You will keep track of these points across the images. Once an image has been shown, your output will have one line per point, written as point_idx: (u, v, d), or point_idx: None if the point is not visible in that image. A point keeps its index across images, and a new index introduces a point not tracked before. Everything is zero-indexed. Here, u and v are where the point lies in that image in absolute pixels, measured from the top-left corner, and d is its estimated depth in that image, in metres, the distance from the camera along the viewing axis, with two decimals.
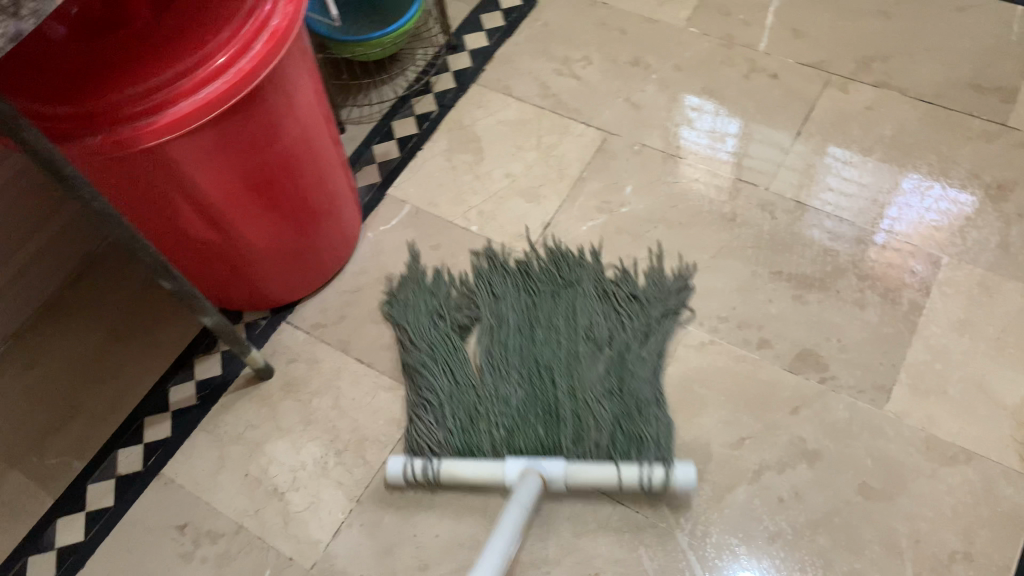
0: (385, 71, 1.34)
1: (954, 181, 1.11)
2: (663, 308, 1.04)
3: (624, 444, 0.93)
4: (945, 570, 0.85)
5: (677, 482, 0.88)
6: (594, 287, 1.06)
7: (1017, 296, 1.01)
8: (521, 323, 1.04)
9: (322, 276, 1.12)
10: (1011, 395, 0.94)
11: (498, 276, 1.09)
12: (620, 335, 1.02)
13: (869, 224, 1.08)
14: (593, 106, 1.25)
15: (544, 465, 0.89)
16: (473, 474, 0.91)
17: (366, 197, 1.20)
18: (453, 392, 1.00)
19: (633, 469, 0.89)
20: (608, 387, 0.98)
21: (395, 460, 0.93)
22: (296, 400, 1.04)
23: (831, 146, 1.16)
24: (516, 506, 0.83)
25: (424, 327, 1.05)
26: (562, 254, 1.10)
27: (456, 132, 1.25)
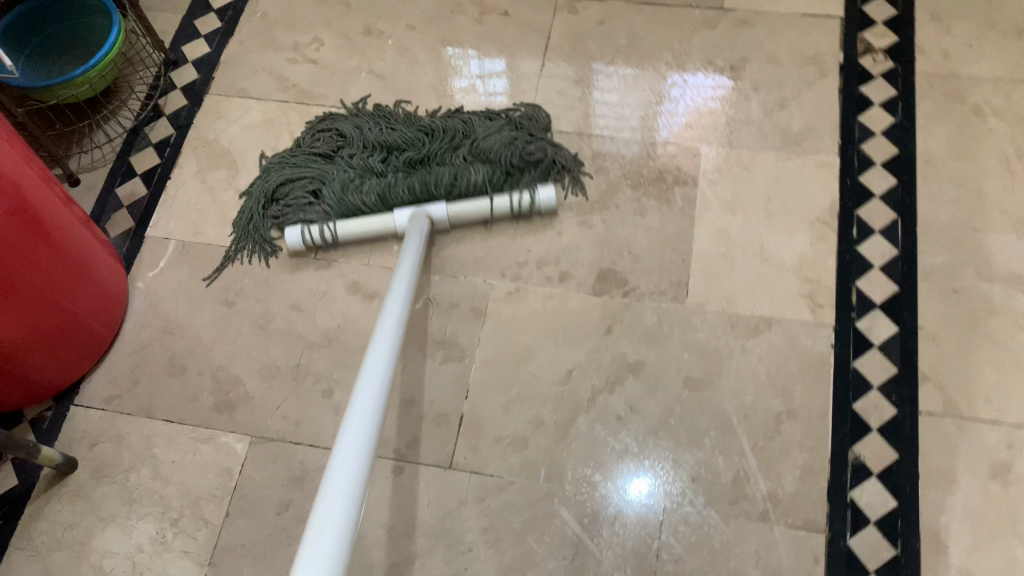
0: (105, 106, 1.21)
1: (693, 72, 1.16)
2: (513, 120, 1.12)
3: (497, 182, 1.04)
4: (776, 432, 0.92)
5: (543, 202, 1.03)
6: (449, 121, 1.11)
7: (772, 163, 1.07)
8: (387, 142, 1.10)
9: (102, 347, 1.02)
10: (790, 255, 1.01)
11: (356, 120, 1.14)
12: (477, 130, 1.10)
13: (647, 129, 1.12)
14: (338, 87, 1.20)
15: (427, 208, 1.01)
16: (368, 229, 1.04)
17: (125, 246, 1.10)
18: (331, 200, 1.05)
19: (504, 199, 1.03)
20: (480, 164, 1.06)
21: (293, 230, 1.04)
22: (111, 482, 0.96)
23: (594, 64, 1.18)
24: (414, 241, 0.95)
25: (287, 185, 1.09)
26: (413, 115, 1.14)
27: (202, 150, 1.16)
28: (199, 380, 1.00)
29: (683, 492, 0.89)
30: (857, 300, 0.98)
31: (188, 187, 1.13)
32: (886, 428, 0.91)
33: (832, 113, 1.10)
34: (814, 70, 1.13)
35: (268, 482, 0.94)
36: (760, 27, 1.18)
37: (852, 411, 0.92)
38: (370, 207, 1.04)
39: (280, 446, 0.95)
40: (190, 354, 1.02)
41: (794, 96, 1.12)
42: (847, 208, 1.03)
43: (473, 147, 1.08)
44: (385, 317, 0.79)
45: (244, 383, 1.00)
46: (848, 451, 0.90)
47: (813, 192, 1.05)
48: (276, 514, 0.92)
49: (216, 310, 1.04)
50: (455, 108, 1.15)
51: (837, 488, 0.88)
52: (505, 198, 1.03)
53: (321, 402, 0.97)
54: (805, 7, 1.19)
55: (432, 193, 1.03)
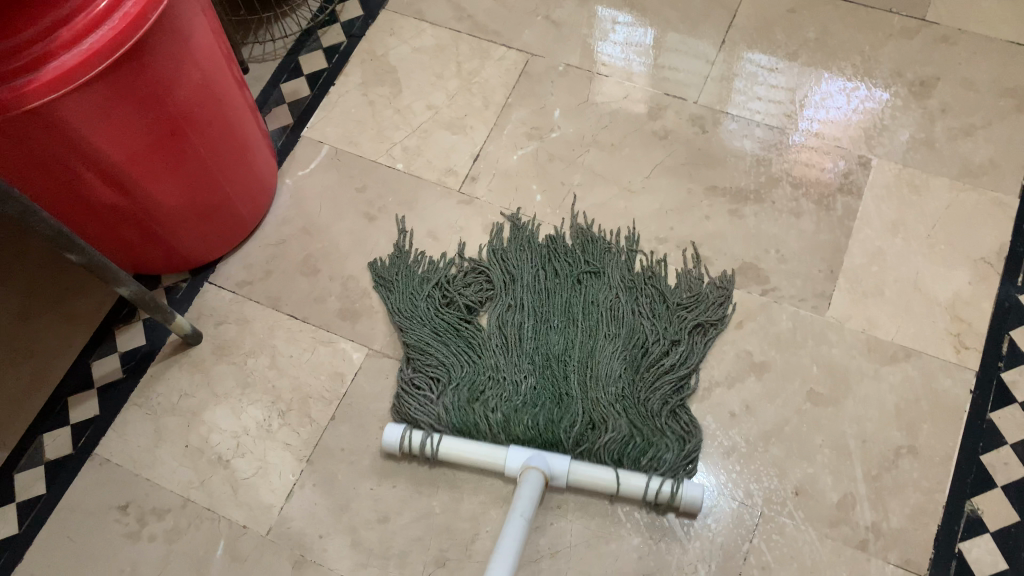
0: (285, 2, 1.24)
1: (877, 81, 1.10)
2: (690, 300, 0.96)
3: (636, 448, 0.87)
4: (892, 466, 0.88)
5: (686, 501, 0.84)
6: (610, 310, 0.96)
7: (945, 191, 1.02)
8: (540, 308, 0.96)
9: (244, 234, 1.06)
10: (945, 290, 0.96)
11: (516, 253, 1.01)
12: (642, 318, 0.95)
13: (785, 128, 1.08)
14: (512, 27, 1.19)
15: (550, 462, 0.84)
16: (474, 459, 0.86)
17: (281, 141, 1.13)
18: (457, 372, 0.93)
19: (639, 479, 0.84)
20: (622, 389, 0.90)
21: (393, 432, 0.89)
22: (230, 362, 0.99)
23: (744, 52, 1.14)
24: (527, 492, 0.80)
25: (421, 310, 0.97)
26: (593, 236, 1.02)
27: (370, 64, 1.17)
28: (328, 285, 1.03)
29: (783, 503, 0.87)
30: (1008, 350, 0.93)
31: (350, 97, 1.15)
32: (1012, 488, 0.86)
33: (1022, 152, 1.03)
34: (1011, 103, 1.07)
35: (375, 397, 0.96)
36: (961, 47, 1.12)
37: (978, 462, 0.88)
38: (503, 373, 0.92)
39: (393, 366, 0.97)
40: (323, 258, 1.04)
41: (984, 126, 1.06)
42: (1017, 254, 0.98)
43: (626, 352, 0.93)
44: (502, 549, 0.76)
45: (370, 297, 1.01)
46: (965, 502, 0.86)
47: (983, 229, 0.99)
48: (378, 429, 0.94)
49: (355, 221, 1.06)
50: (631, 240, 1.01)
51: (946, 537, 0.85)
52: (638, 479, 0.84)
53: None
54: (1015, 35, 1.12)
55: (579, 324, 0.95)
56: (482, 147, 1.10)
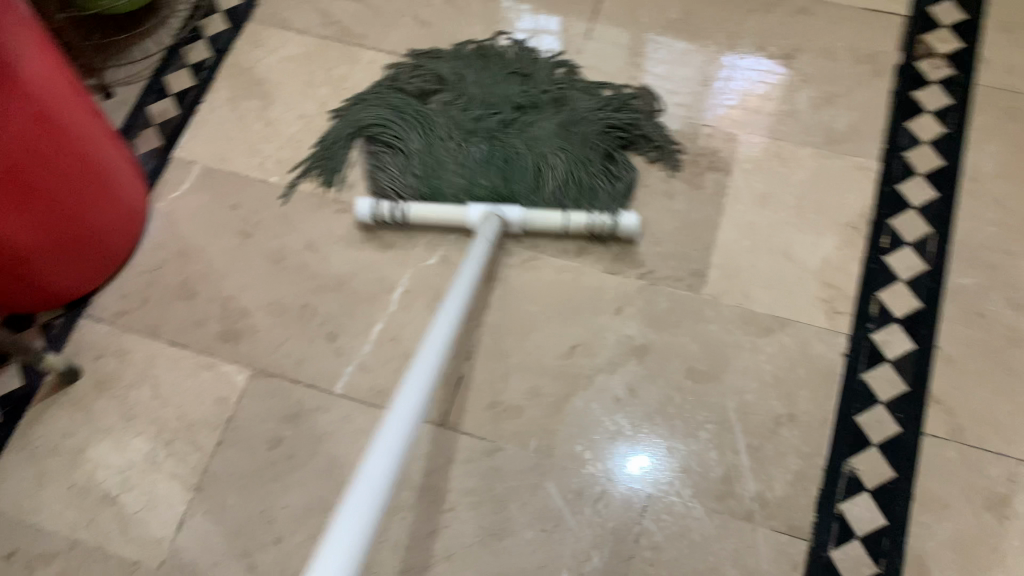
0: (145, 22, 1.20)
1: (743, 57, 1.12)
2: (615, 94, 1.09)
3: (573, 188, 1.02)
4: (773, 434, 0.90)
5: (625, 228, 0.98)
6: (549, 79, 1.11)
7: (811, 160, 1.04)
8: (484, 97, 1.09)
9: (117, 261, 1.03)
10: (814, 257, 0.98)
11: (460, 59, 1.13)
12: (576, 100, 1.09)
13: (694, 110, 1.08)
14: (380, 30, 1.17)
15: (504, 209, 0.97)
16: (442, 215, 0.99)
17: (151, 164, 1.10)
18: (414, 142, 1.06)
19: (582, 216, 0.98)
20: (565, 148, 1.05)
21: (365, 203, 1.00)
22: (110, 397, 0.97)
23: (645, 35, 1.15)
24: (487, 230, 0.94)
25: (380, 101, 1.10)
26: (525, 51, 1.13)
27: (237, 78, 1.15)
28: (207, 307, 1.01)
29: (670, 482, 0.89)
30: (877, 312, 0.95)
31: (218, 114, 1.13)
32: (887, 446, 0.89)
33: (881, 116, 1.06)
34: (869, 70, 1.09)
35: (263, 416, 0.94)
36: (819, 18, 1.14)
37: (854, 424, 0.90)
38: (456, 144, 1.06)
39: (279, 383, 0.96)
40: (201, 281, 1.02)
41: (844, 93, 1.08)
42: (881, 216, 1.00)
43: (566, 97, 1.09)
44: (422, 354, 0.71)
45: (251, 316, 1.00)
46: (844, 463, 0.88)
47: (848, 195, 1.01)
48: (266, 449, 0.93)
49: (232, 239, 1.04)
50: (558, 55, 1.13)
51: (827, 498, 0.87)
52: (582, 215, 0.98)
53: (323, 345, 0.97)
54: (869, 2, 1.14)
55: (516, 159, 1.04)
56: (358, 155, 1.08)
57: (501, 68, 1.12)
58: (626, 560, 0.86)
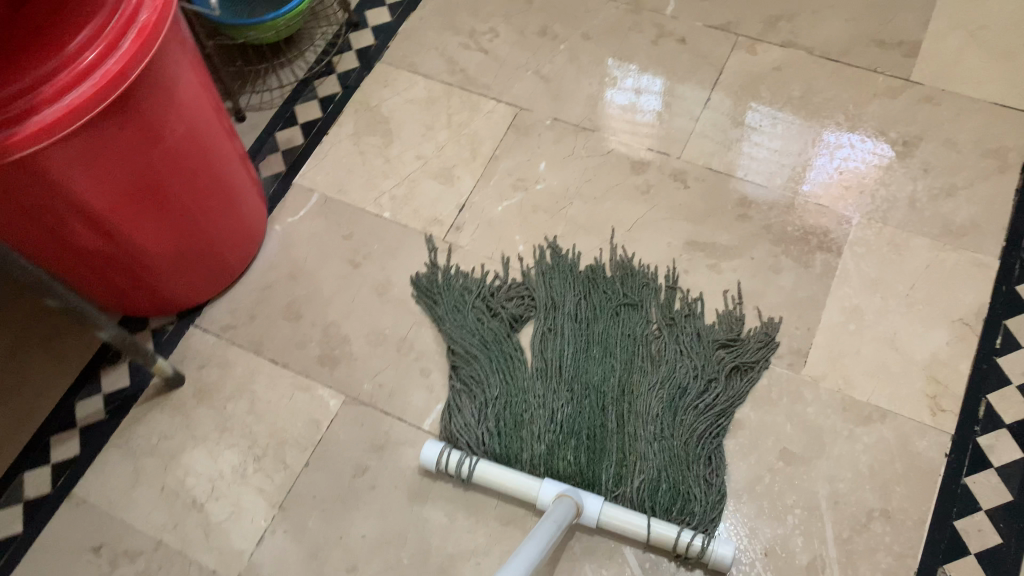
0: (283, 54, 1.27)
1: (856, 135, 1.11)
2: (731, 338, 0.97)
3: (666, 495, 0.88)
4: (864, 528, 0.87)
5: (716, 557, 0.84)
6: (656, 323, 0.99)
7: (926, 251, 1.02)
8: (580, 340, 0.99)
9: (231, 278, 1.08)
10: (922, 350, 0.96)
11: (562, 278, 1.03)
12: (682, 370, 0.95)
13: (793, 183, 1.08)
14: (502, 81, 1.21)
15: (583, 498, 0.85)
16: (509, 484, 0.88)
17: (272, 188, 1.15)
18: (496, 391, 0.96)
19: (669, 528, 0.85)
20: (662, 428, 0.92)
21: (432, 447, 0.91)
22: (209, 406, 1.01)
23: (750, 104, 1.16)
24: (561, 509, 0.80)
25: (469, 321, 1.01)
26: (632, 267, 1.03)
27: (362, 114, 1.20)
28: (310, 330, 1.04)
29: (752, 564, 0.86)
30: (985, 414, 0.92)
31: (340, 146, 1.18)
32: (985, 556, 0.85)
33: (1003, 213, 1.03)
34: (994, 164, 1.07)
35: (351, 443, 0.96)
36: (944, 108, 1.12)
37: (951, 528, 0.86)
38: (542, 402, 0.95)
39: (370, 413, 0.98)
40: (307, 304, 1.06)
41: (965, 186, 1.06)
42: (996, 315, 0.97)
43: (675, 339, 0.98)
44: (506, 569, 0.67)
45: (351, 344, 1.03)
46: (938, 568, 0.85)
47: (962, 291, 0.99)
48: (350, 476, 0.95)
49: (340, 267, 1.08)
50: (671, 276, 1.03)
51: None
52: (670, 528, 0.85)
53: (416, 381, 0.99)
54: (999, 96, 1.12)
55: (603, 449, 0.91)
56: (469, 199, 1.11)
57: (606, 297, 1.02)
58: None
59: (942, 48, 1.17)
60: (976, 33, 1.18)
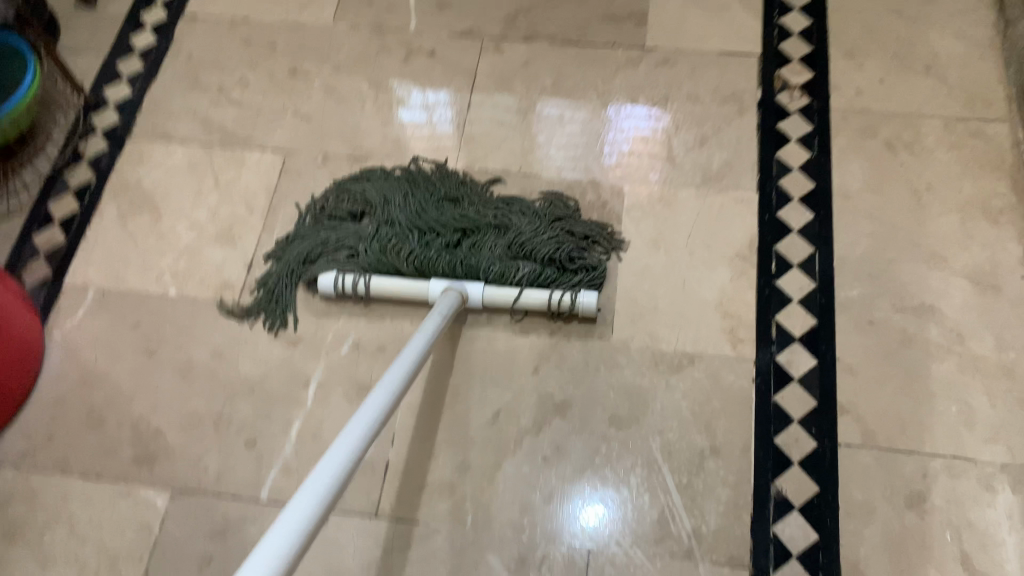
0: (21, 152, 1.18)
1: (634, 106, 1.18)
2: (559, 216, 1.06)
3: (543, 284, 1.00)
4: (700, 469, 0.92)
5: (584, 306, 0.98)
6: (477, 190, 1.09)
7: (695, 200, 1.09)
8: (416, 224, 1.05)
9: (17, 401, 0.99)
10: (711, 291, 1.02)
11: (383, 183, 1.10)
12: (519, 222, 1.04)
13: (591, 168, 1.12)
14: (263, 130, 1.19)
15: (466, 286, 0.98)
16: (401, 289, 1.00)
17: (41, 295, 1.07)
18: (359, 262, 1.02)
19: (542, 293, 0.98)
20: (512, 264, 1.00)
21: (326, 276, 1.01)
22: (24, 544, 0.92)
23: (537, 100, 1.19)
24: (447, 301, 0.92)
25: (310, 230, 1.06)
26: (447, 171, 1.12)
27: (123, 196, 1.14)
28: (118, 432, 0.98)
29: (609, 533, 0.89)
30: (777, 334, 0.99)
31: (106, 234, 1.11)
32: (807, 461, 0.92)
33: (751, 149, 1.12)
34: (734, 108, 1.16)
35: (189, 536, 0.91)
36: (681, 66, 1.21)
37: (774, 445, 0.93)
38: (402, 266, 1.01)
39: (202, 500, 0.93)
40: (109, 406, 0.99)
41: (715, 133, 1.14)
42: (766, 243, 1.05)
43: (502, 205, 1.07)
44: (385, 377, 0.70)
45: (165, 435, 0.97)
46: (770, 485, 0.91)
47: (733, 228, 1.06)
48: (196, 571, 0.90)
49: (136, 358, 1.02)
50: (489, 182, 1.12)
51: (760, 523, 0.89)
52: (542, 292, 0.98)
53: (243, 453, 0.95)
54: (724, 46, 1.22)
55: (472, 275, 1.00)
56: (256, 254, 1.08)
57: (430, 186, 1.09)
58: None
59: (666, 13, 1.26)
60: None
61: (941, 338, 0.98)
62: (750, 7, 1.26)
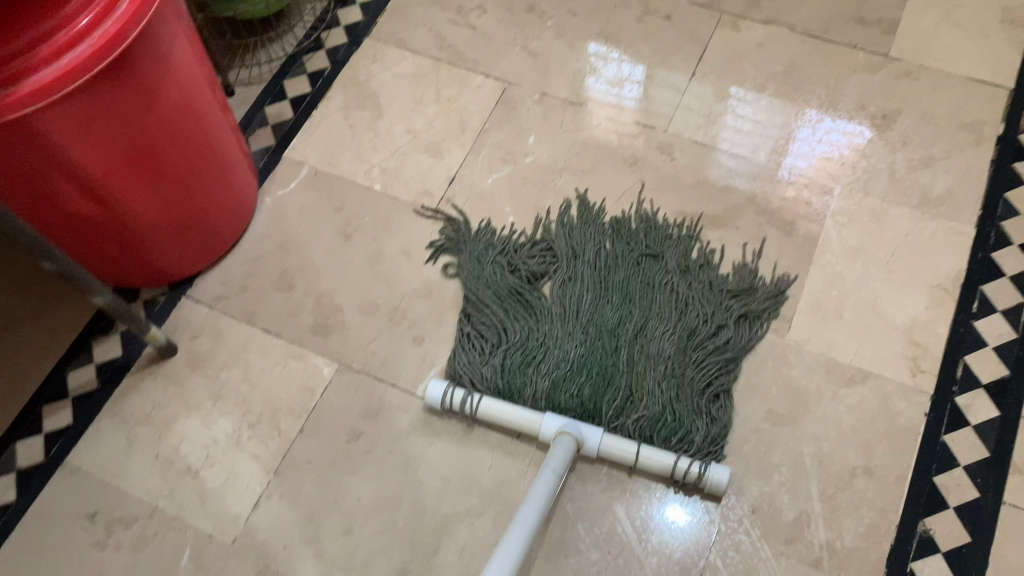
0: (272, 29, 1.27)
1: (835, 119, 1.13)
2: (741, 288, 1.00)
3: (667, 427, 0.91)
4: (848, 485, 0.90)
5: (712, 482, 0.87)
6: (681, 259, 1.03)
7: (905, 220, 1.05)
8: (599, 283, 1.01)
9: (223, 248, 1.08)
10: (902, 315, 0.99)
11: (585, 228, 1.06)
12: (695, 306, 0.99)
13: (781, 163, 1.10)
14: (490, 56, 1.22)
15: (584, 432, 0.88)
16: (514, 419, 0.91)
17: (262, 161, 1.16)
18: (511, 337, 0.98)
19: (666, 456, 0.88)
20: (672, 368, 0.94)
21: (436, 386, 0.93)
22: (203, 375, 1.01)
23: (731, 86, 1.18)
24: (560, 452, 0.84)
25: (491, 267, 1.03)
26: (654, 223, 1.06)
27: (351, 89, 1.21)
28: (303, 300, 1.05)
29: (739, 520, 0.89)
30: (962, 375, 0.95)
31: (329, 120, 1.18)
32: (964, 509, 0.88)
33: (978, 183, 1.06)
34: (970, 137, 1.10)
35: (344, 409, 0.98)
36: (923, 83, 1.15)
37: (931, 484, 0.89)
38: (553, 343, 0.97)
39: (363, 380, 0.99)
40: (299, 275, 1.07)
41: (943, 158, 1.09)
42: (973, 281, 1.00)
43: (691, 281, 1.01)
44: (510, 536, 0.73)
45: (343, 313, 1.04)
46: (918, 522, 0.88)
47: (940, 258, 1.02)
48: (345, 441, 0.96)
49: (332, 238, 1.09)
50: (692, 228, 1.06)
51: (898, 556, 0.86)
52: (663, 457, 0.88)
53: (409, 349, 1.00)
54: (974, 72, 1.16)
55: (612, 380, 0.94)
56: (459, 171, 1.13)
57: (631, 245, 1.04)
58: None
59: (919, 26, 1.20)
60: (953, 12, 1.21)
61: None
62: (1013, 38, 1.18)
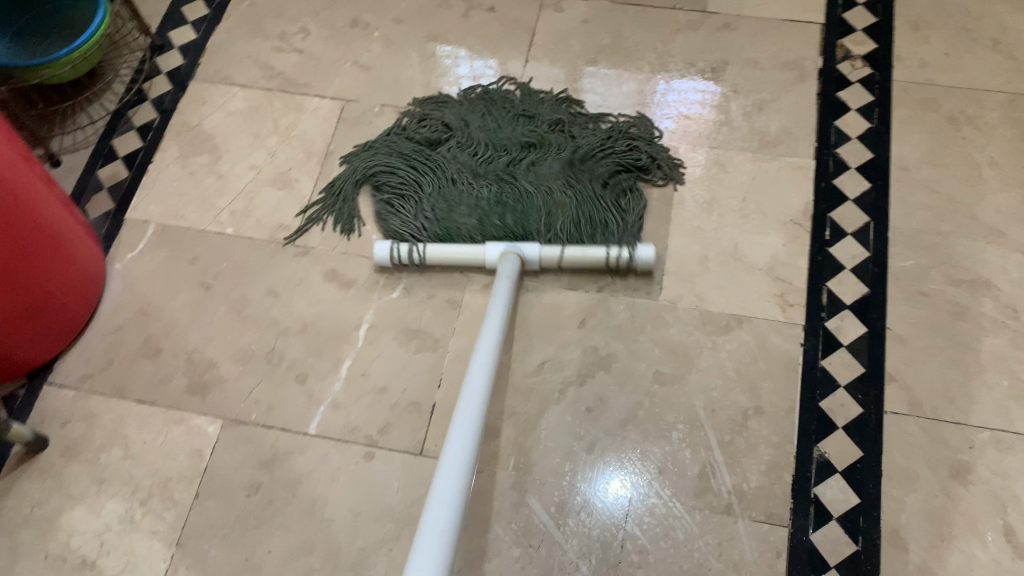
0: (89, 89, 1.21)
1: (685, 80, 1.16)
2: (619, 127, 1.11)
3: (592, 227, 1.03)
4: (743, 428, 0.93)
5: (641, 259, 0.99)
6: (553, 109, 1.14)
7: (749, 164, 1.09)
8: (494, 144, 1.10)
9: (77, 326, 1.02)
10: (763, 256, 1.02)
11: (466, 108, 1.14)
12: (578, 139, 1.10)
13: (637, 132, 1.11)
14: (323, 77, 1.20)
15: (522, 248, 0.99)
16: (459, 255, 1.00)
17: (104, 227, 1.10)
18: (424, 189, 1.07)
19: (599, 249, 0.99)
20: (570, 181, 1.06)
21: (382, 245, 1.01)
22: (81, 462, 0.96)
23: (565, 67, 1.19)
24: (504, 281, 0.94)
25: (387, 153, 1.10)
26: (530, 91, 1.16)
27: (185, 136, 1.17)
28: (174, 361, 1.01)
29: (649, 484, 0.90)
30: (827, 301, 0.99)
31: (167, 172, 1.14)
32: (851, 427, 0.92)
33: (809, 117, 1.11)
34: (794, 75, 1.15)
35: (238, 464, 0.94)
36: (742, 31, 1.20)
37: (818, 410, 0.93)
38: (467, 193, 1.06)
39: (251, 430, 0.96)
40: (165, 336, 1.02)
41: (773, 100, 1.13)
42: (820, 210, 1.05)
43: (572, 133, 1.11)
44: (459, 420, 0.75)
45: (219, 366, 1.00)
46: (813, 448, 0.91)
47: (787, 194, 1.06)
48: (245, 496, 0.92)
49: (192, 292, 1.05)
50: (564, 92, 1.16)
51: (801, 484, 0.89)
52: (596, 250, 0.99)
53: (293, 388, 0.98)
54: (787, 13, 1.21)
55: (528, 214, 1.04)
56: (312, 198, 1.10)
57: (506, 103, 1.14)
58: (614, 565, 0.87)
59: None
60: None
61: (995, 313, 0.97)
62: None
